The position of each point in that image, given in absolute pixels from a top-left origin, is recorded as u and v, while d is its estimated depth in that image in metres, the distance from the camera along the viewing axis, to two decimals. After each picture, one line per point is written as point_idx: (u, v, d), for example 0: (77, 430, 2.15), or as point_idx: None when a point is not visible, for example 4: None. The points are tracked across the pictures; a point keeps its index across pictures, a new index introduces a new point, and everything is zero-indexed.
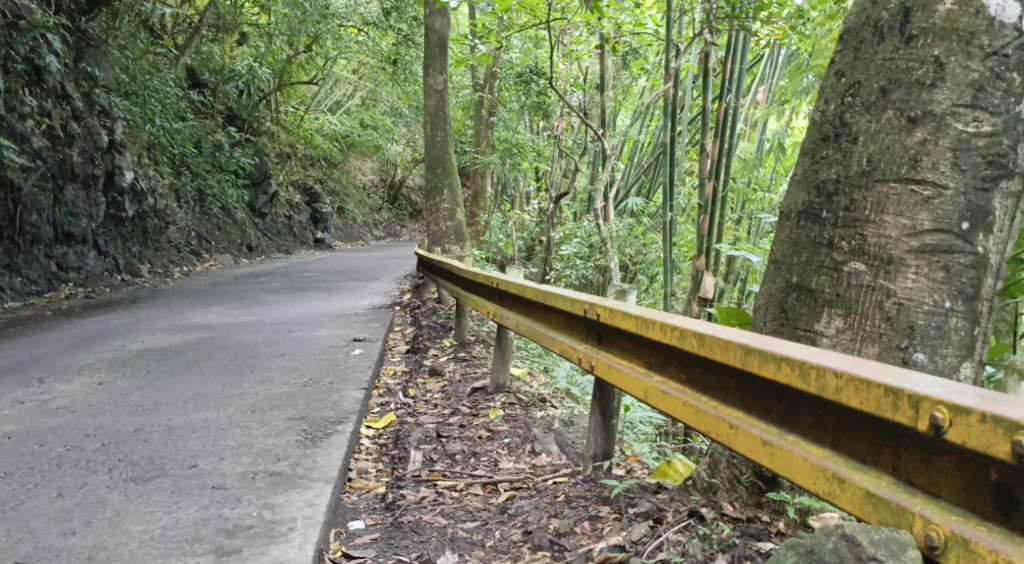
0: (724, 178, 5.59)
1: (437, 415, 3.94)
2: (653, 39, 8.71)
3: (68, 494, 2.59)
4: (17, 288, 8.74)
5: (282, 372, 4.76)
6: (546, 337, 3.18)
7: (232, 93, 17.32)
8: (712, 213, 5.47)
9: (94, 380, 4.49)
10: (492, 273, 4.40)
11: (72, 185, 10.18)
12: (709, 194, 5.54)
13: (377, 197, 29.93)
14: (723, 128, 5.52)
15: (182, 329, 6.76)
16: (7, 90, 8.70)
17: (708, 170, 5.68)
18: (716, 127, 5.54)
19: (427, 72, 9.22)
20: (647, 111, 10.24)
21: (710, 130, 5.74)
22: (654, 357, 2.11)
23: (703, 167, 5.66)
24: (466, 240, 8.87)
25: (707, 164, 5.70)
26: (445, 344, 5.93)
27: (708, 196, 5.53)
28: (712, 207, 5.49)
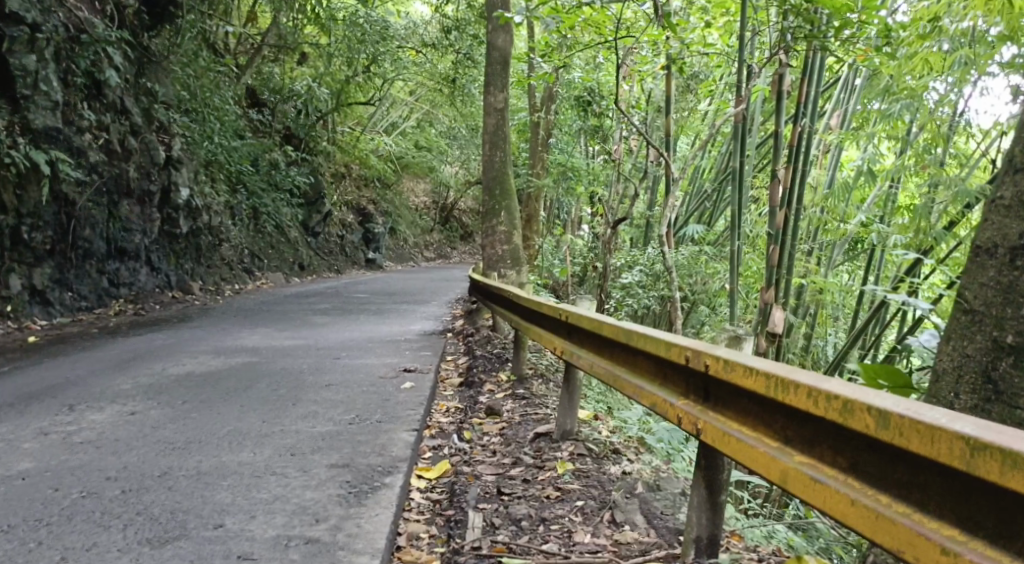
0: (796, 207, 5.06)
1: (496, 464, 3.49)
2: (724, 57, 8.24)
3: (71, 558, 2.20)
4: (67, 304, 8.58)
5: (327, 406, 4.37)
6: (631, 383, 2.71)
7: (290, 112, 17.35)
8: (782, 243, 4.93)
9: (127, 409, 4.15)
10: (559, 304, 3.92)
11: (128, 200, 10.05)
12: (779, 223, 5.01)
13: (429, 218, 29.77)
14: (797, 153, 4.97)
15: (227, 353, 6.44)
16: (65, 103, 8.70)
17: (779, 198, 5.15)
18: (790, 152, 4.99)
19: (488, 89, 8.87)
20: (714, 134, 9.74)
21: (782, 155, 5.22)
22: (791, 428, 1.63)
23: (771, 194, 5.14)
24: (524, 265, 8.43)
25: (777, 191, 5.17)
26: (501, 378, 5.50)
27: (777, 225, 5.01)
28: (783, 235, 4.96)
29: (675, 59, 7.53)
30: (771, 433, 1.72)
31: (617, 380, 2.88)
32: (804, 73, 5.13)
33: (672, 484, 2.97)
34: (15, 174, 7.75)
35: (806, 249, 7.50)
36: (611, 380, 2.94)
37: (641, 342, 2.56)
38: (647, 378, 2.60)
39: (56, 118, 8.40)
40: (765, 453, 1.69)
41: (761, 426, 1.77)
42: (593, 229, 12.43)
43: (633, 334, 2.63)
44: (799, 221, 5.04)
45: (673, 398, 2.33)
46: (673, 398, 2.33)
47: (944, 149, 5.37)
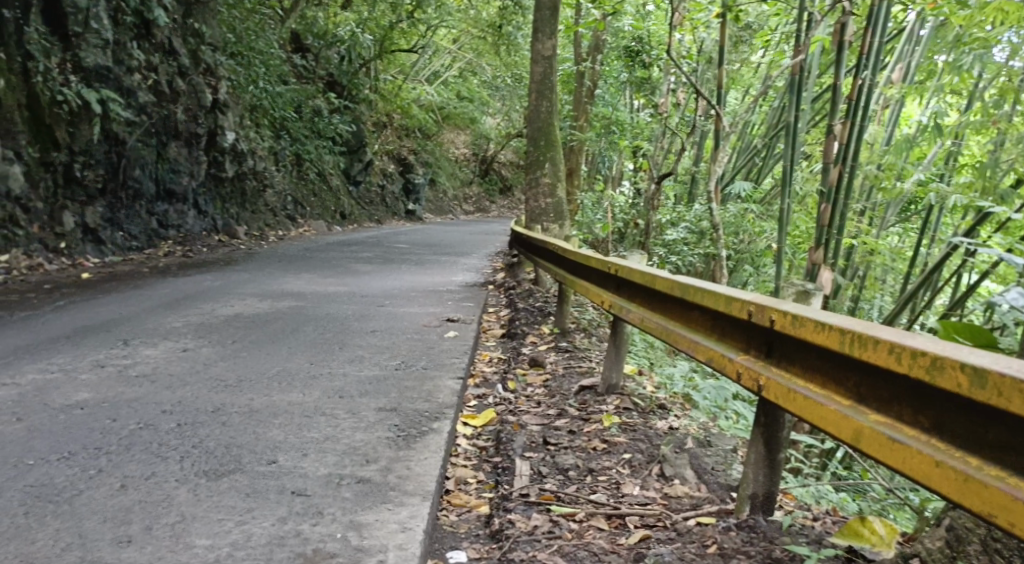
0: (851, 163, 4.87)
1: (541, 415, 3.49)
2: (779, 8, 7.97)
3: (132, 486, 2.24)
4: (118, 243, 8.74)
5: (372, 352, 4.40)
6: (684, 337, 2.68)
7: (333, 58, 17.32)
8: (835, 201, 4.76)
9: (180, 346, 4.23)
10: (608, 257, 3.85)
11: (175, 142, 10.14)
12: (833, 180, 4.83)
13: (468, 170, 29.63)
14: (856, 107, 4.80)
15: (273, 297, 6.52)
16: (116, 42, 8.84)
17: (834, 154, 4.98)
18: (849, 106, 4.82)
19: (536, 36, 8.72)
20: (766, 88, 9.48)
21: (839, 109, 5.04)
22: (867, 386, 1.59)
23: (825, 151, 4.96)
24: (567, 218, 8.37)
25: (832, 148, 4.98)
26: (543, 331, 5.49)
27: (831, 182, 4.84)
28: (836, 193, 4.79)
29: (728, 9, 7.30)
30: (843, 391, 1.68)
31: (668, 334, 2.85)
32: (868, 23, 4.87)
33: (723, 441, 2.94)
34: (67, 111, 7.98)
35: (856, 209, 7.33)
36: (661, 333, 2.92)
37: (695, 295, 2.52)
38: (701, 331, 2.57)
39: (107, 57, 8.55)
40: (837, 411, 1.66)
41: (831, 385, 1.73)
42: (636, 185, 12.27)
43: (687, 287, 2.59)
44: (854, 177, 4.86)
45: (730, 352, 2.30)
46: (731, 352, 2.30)
47: (1013, 104, 5.15)
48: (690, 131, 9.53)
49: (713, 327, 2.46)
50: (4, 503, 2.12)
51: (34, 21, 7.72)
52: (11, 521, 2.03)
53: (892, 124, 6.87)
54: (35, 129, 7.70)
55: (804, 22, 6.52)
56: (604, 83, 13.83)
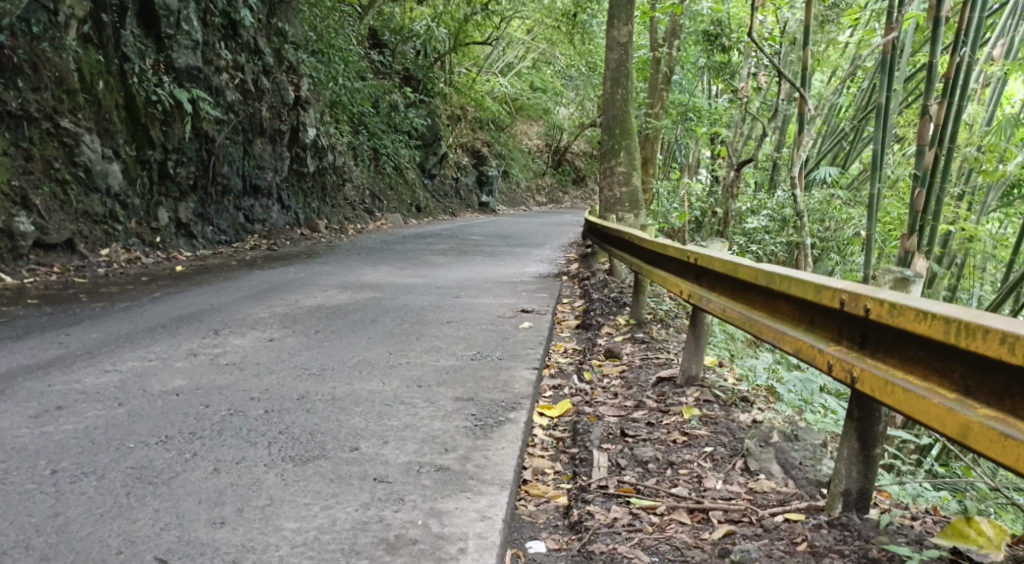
0: (948, 145, 4.63)
1: (619, 406, 3.45)
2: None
3: (224, 470, 2.31)
4: (208, 237, 9.09)
5: (449, 342, 4.43)
6: (767, 327, 2.62)
7: (410, 53, 17.61)
8: (929, 185, 4.54)
9: (266, 337, 4.36)
10: (686, 247, 3.79)
11: (261, 138, 10.48)
12: (927, 163, 4.62)
13: (541, 161, 29.61)
14: (952, 86, 4.56)
15: (352, 288, 6.65)
16: (205, 43, 9.22)
17: (928, 136, 4.74)
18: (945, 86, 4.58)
19: (611, 23, 8.63)
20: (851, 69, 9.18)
21: (935, 89, 4.79)
22: (974, 378, 1.53)
23: (920, 133, 4.74)
24: (642, 207, 8.27)
25: (927, 130, 4.78)
26: (620, 322, 5.43)
27: (925, 165, 4.63)
28: (931, 177, 4.55)
29: None
30: (947, 383, 1.61)
31: (749, 323, 2.79)
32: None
33: (811, 435, 2.82)
34: (161, 111, 8.34)
35: (953, 193, 7.03)
36: (743, 323, 2.86)
37: (780, 282, 2.46)
38: (786, 320, 2.50)
39: (197, 57, 8.94)
40: (941, 405, 1.60)
41: (933, 377, 1.66)
42: (713, 172, 12.04)
43: (772, 275, 2.52)
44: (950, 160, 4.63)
45: (817, 340, 2.24)
46: (818, 340, 2.24)
47: None
48: (771, 116, 9.27)
49: (798, 316, 2.40)
50: (108, 483, 2.22)
51: (129, 24, 8.14)
52: (114, 501, 2.12)
53: (993, 105, 6.55)
54: (132, 127, 8.07)
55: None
56: (680, 70, 13.64)
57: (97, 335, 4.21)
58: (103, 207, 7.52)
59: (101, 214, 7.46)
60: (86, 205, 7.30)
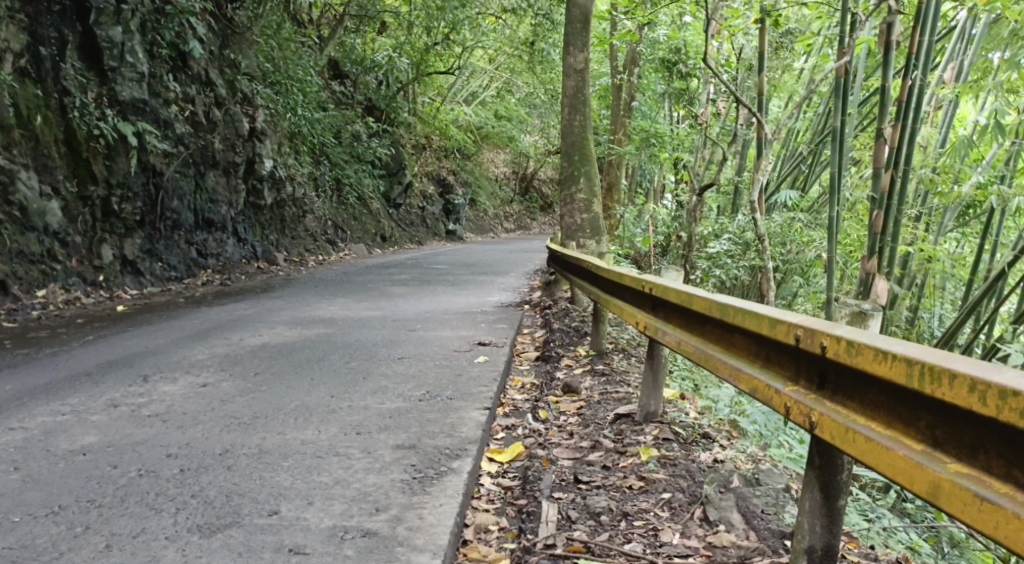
0: (905, 167, 4.61)
1: (574, 447, 3.22)
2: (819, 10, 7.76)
3: (117, 545, 2.06)
4: (157, 273, 8.76)
5: (398, 381, 4.17)
6: (722, 362, 2.44)
7: (371, 83, 17.48)
8: (886, 209, 4.53)
9: (199, 382, 4.10)
10: (643, 276, 3.62)
11: (213, 171, 10.22)
12: (884, 186, 4.61)
13: (509, 189, 29.58)
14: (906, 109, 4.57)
15: (303, 324, 6.38)
16: (151, 75, 8.94)
17: (885, 159, 4.75)
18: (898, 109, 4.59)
19: (567, 49, 8.54)
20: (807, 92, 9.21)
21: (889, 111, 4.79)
22: (940, 427, 1.37)
23: (876, 156, 4.73)
24: (604, 233, 8.14)
25: (883, 152, 4.78)
26: (580, 353, 5.23)
27: (881, 188, 4.62)
28: (887, 200, 4.54)
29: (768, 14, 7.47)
30: (912, 432, 1.44)
31: (705, 358, 2.61)
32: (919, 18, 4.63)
33: (775, 478, 2.61)
34: (104, 145, 8.04)
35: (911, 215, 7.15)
36: (699, 358, 2.67)
37: (735, 315, 2.29)
38: (741, 357, 2.32)
39: (144, 89, 8.66)
40: (906, 458, 1.42)
41: (896, 424, 1.49)
42: (677, 197, 12.00)
43: (728, 307, 2.35)
44: (907, 182, 4.61)
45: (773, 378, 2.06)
46: (774, 378, 2.05)
47: None
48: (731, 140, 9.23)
49: (754, 351, 2.22)
50: None
51: (70, 57, 7.84)
52: None
53: (947, 126, 6.93)
54: (72, 162, 7.76)
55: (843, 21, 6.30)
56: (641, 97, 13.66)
57: (12, 386, 3.91)
58: (40, 246, 7.20)
59: (38, 254, 7.13)
60: (22, 245, 6.97)
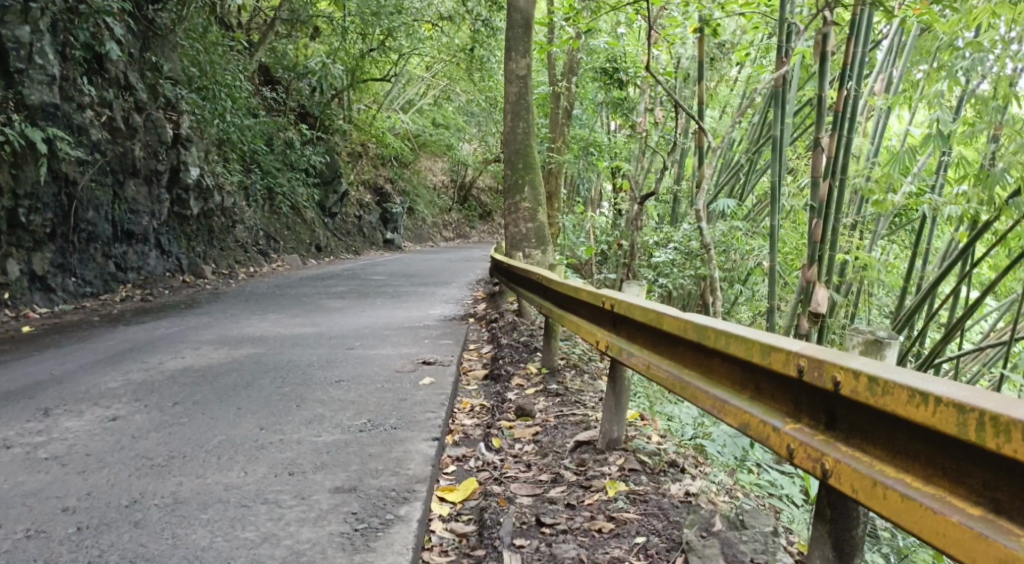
0: (840, 176, 5.28)
1: (532, 481, 2.94)
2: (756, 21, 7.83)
3: None
4: (71, 290, 8.19)
5: (335, 408, 3.82)
6: (699, 390, 2.20)
7: (305, 90, 16.99)
8: (825, 217, 5.21)
9: (108, 417, 3.70)
10: (601, 290, 3.36)
11: (134, 179, 9.64)
12: (822, 196, 5.26)
13: (447, 197, 29.24)
14: (840, 121, 5.19)
15: (231, 343, 5.96)
16: (64, 78, 8.30)
17: (822, 167, 5.41)
18: (834, 121, 5.21)
19: (508, 55, 8.29)
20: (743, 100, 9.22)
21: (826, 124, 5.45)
22: (1005, 489, 1.18)
23: (814, 165, 5.38)
24: (549, 243, 7.92)
25: (820, 161, 5.42)
26: (530, 371, 4.95)
27: (821, 197, 5.27)
28: (826, 209, 5.20)
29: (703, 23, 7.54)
30: (963, 492, 1.25)
31: (678, 384, 2.36)
32: (851, 34, 5.22)
33: (759, 519, 2.38)
34: (11, 152, 7.31)
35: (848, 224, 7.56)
36: (670, 384, 2.42)
37: (714, 337, 2.05)
38: (721, 385, 2.08)
39: (54, 93, 8.01)
40: (961, 526, 1.22)
41: (941, 482, 1.28)
42: (617, 206, 11.89)
43: (706, 329, 2.10)
44: (843, 191, 5.29)
45: (763, 412, 1.81)
46: (765, 412, 1.82)
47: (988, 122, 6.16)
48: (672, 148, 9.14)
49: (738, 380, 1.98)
50: None
51: None
52: None
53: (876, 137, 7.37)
54: None
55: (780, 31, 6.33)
56: (580, 104, 13.51)
57: None
58: None
59: None
60: None
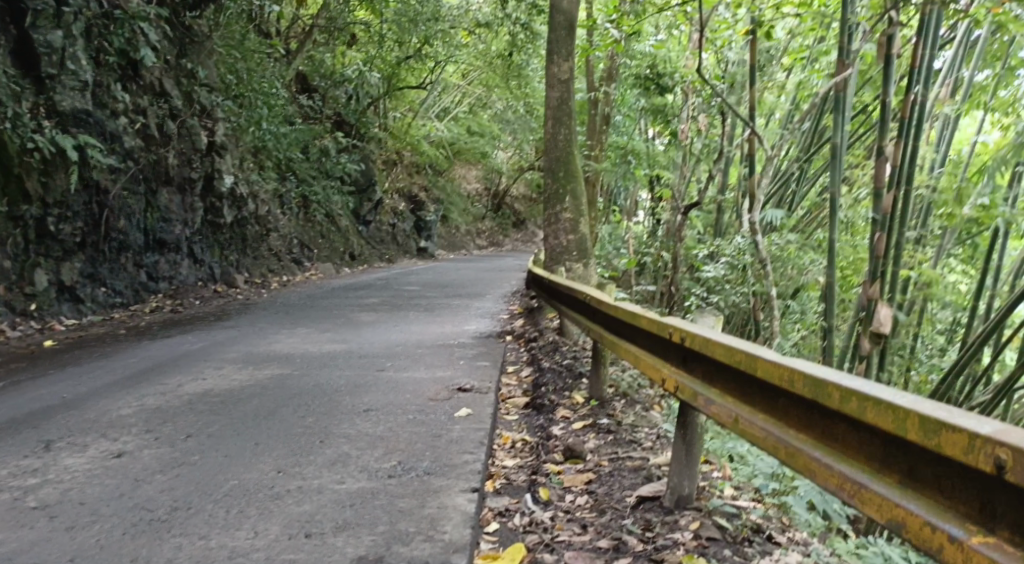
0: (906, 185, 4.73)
1: (591, 548, 2.51)
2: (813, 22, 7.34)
3: None
4: (99, 301, 7.94)
5: (363, 445, 3.43)
6: (807, 454, 1.78)
7: (341, 97, 16.78)
8: (889, 229, 4.62)
9: (112, 452, 3.36)
10: (666, 320, 2.91)
11: (166, 188, 9.40)
12: (886, 207, 4.70)
13: (481, 205, 28.89)
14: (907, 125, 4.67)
15: (255, 362, 5.60)
16: (96, 84, 8.05)
17: (884, 177, 4.86)
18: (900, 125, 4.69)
19: (551, 59, 7.86)
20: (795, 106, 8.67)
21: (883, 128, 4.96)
22: None
23: (878, 173, 4.77)
24: (591, 256, 7.48)
25: (884, 170, 4.83)
26: (577, 400, 4.50)
27: (884, 209, 4.72)
28: (891, 221, 4.64)
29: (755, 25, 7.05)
30: None
31: (772, 441, 1.95)
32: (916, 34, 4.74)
33: None
34: (41, 161, 7.04)
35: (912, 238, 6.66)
36: (761, 440, 2.01)
37: (837, 396, 1.63)
38: (840, 454, 1.67)
39: (88, 99, 7.74)
40: None
41: None
42: (656, 216, 11.39)
43: (823, 384, 1.68)
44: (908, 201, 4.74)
45: (918, 505, 1.41)
46: (917, 504, 1.42)
47: None
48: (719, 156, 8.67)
49: (870, 452, 1.57)
50: None
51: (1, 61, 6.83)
52: None
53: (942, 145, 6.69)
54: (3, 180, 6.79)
55: (842, 32, 5.86)
56: (619, 112, 13.04)
57: None
58: None
59: None
60: None
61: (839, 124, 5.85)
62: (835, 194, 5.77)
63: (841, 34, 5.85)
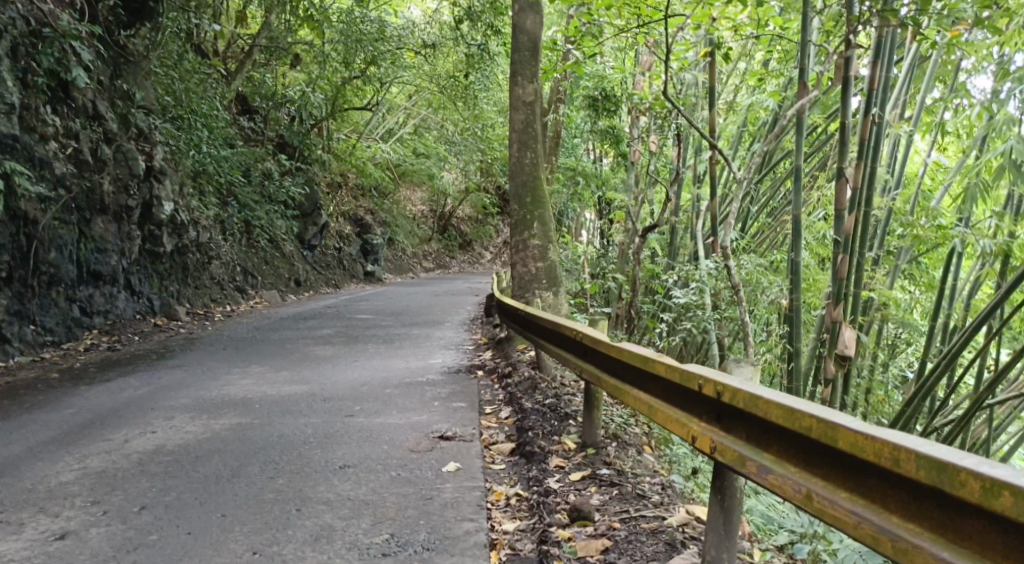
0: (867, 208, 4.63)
1: None
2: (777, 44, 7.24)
3: None
4: (28, 340, 7.32)
5: (347, 515, 3.05)
6: (928, 551, 1.53)
7: (284, 119, 16.25)
8: (850, 251, 4.50)
9: (54, 533, 2.91)
10: (686, 367, 2.61)
11: (102, 216, 8.81)
12: (848, 229, 4.58)
13: (426, 227, 28.47)
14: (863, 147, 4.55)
15: (208, 409, 5.13)
16: (25, 107, 7.45)
17: (846, 198, 4.74)
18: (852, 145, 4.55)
19: (514, 80, 7.58)
20: (756, 127, 8.59)
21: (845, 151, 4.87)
22: None
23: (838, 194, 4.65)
24: (561, 284, 7.19)
25: (845, 192, 4.72)
26: (568, 445, 4.17)
27: (846, 231, 4.60)
28: (852, 243, 4.51)
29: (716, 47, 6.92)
30: None
31: (867, 528, 1.67)
32: (873, 54, 4.71)
33: None
34: None
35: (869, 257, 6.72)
36: (847, 525, 1.73)
37: (976, 485, 1.41)
38: (977, 553, 1.44)
39: (14, 124, 7.14)
40: None
41: None
42: (612, 238, 11.21)
43: (952, 470, 1.45)
44: (869, 223, 4.64)
45: None
46: None
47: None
48: (677, 178, 8.53)
49: None
50: None
51: None
52: None
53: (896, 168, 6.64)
54: None
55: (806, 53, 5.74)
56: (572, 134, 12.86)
57: None
58: None
59: None
60: None
61: (801, 144, 5.71)
62: (800, 216, 5.61)
63: (804, 55, 5.72)
